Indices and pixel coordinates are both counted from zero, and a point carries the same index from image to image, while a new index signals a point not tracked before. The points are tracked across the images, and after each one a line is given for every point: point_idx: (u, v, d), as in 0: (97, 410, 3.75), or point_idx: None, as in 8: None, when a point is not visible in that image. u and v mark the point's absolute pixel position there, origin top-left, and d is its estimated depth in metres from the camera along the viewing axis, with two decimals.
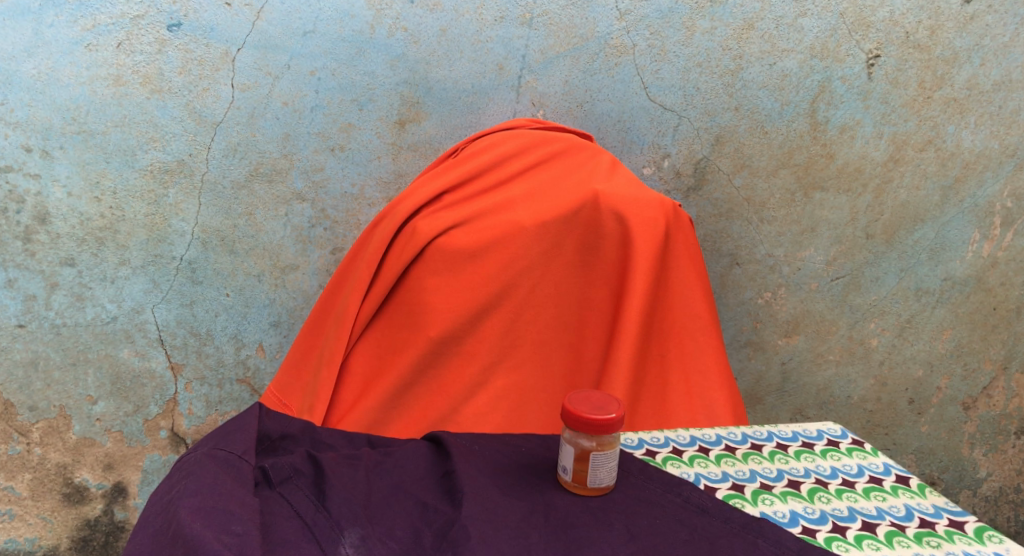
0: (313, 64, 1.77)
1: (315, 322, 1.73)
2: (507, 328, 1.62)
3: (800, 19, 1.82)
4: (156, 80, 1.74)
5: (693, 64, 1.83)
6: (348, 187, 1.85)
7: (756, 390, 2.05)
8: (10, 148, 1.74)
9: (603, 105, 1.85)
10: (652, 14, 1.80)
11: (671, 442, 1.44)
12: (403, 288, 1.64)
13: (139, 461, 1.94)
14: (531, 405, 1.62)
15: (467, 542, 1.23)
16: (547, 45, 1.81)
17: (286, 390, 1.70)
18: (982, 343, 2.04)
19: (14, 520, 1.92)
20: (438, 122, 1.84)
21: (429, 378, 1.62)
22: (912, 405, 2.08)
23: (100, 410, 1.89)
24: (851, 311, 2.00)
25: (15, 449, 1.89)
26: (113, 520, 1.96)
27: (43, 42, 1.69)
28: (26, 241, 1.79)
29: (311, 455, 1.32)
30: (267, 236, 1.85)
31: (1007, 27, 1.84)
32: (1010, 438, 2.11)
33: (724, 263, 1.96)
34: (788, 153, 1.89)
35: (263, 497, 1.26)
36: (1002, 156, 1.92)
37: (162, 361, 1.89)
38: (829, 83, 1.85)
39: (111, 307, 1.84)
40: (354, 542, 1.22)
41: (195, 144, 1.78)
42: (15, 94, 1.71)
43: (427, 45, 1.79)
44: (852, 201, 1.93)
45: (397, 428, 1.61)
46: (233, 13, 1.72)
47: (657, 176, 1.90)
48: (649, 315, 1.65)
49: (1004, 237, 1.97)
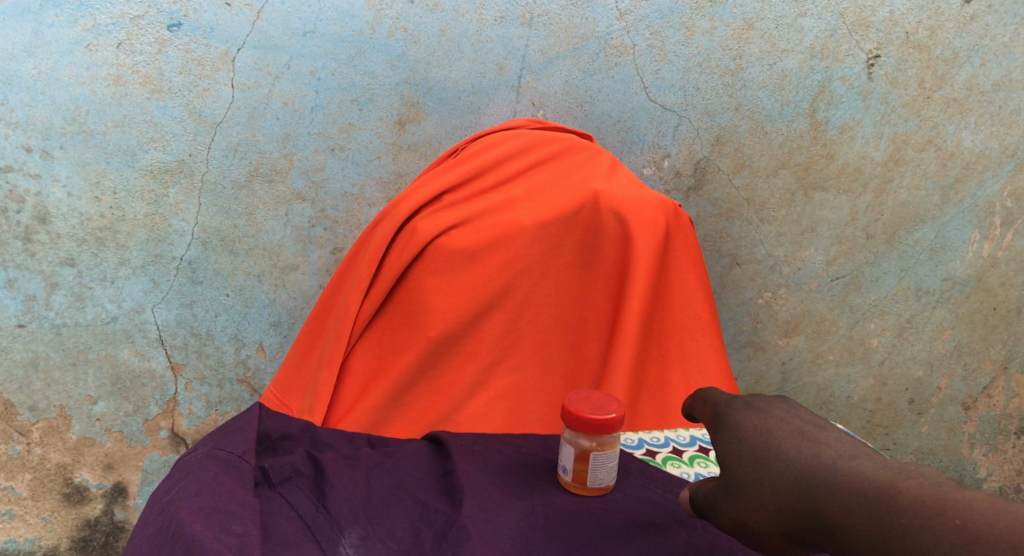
0: (313, 64, 1.77)
1: (314, 322, 1.73)
2: (506, 328, 1.63)
3: (800, 19, 1.82)
4: (156, 80, 1.74)
5: (692, 64, 1.83)
6: (347, 187, 1.85)
7: (756, 390, 2.05)
8: (10, 148, 1.74)
9: (603, 105, 1.85)
10: (652, 14, 1.80)
11: (671, 442, 1.48)
12: (403, 288, 1.64)
13: (139, 461, 1.94)
14: (531, 405, 1.63)
15: (467, 542, 1.22)
16: (547, 45, 1.81)
17: (286, 390, 1.70)
18: (982, 343, 2.04)
19: (14, 520, 1.92)
20: (438, 122, 1.84)
21: (430, 377, 1.62)
22: (912, 405, 2.08)
23: (100, 410, 1.89)
24: (851, 311, 2.00)
25: (15, 449, 1.89)
26: (113, 520, 1.96)
27: (42, 42, 1.69)
28: (26, 241, 1.79)
29: (310, 455, 1.32)
30: (267, 236, 1.85)
31: (1007, 27, 1.84)
32: (1010, 438, 2.12)
33: (725, 263, 1.96)
34: (788, 153, 1.89)
35: (263, 497, 1.26)
36: (1002, 156, 1.92)
37: (162, 361, 1.89)
38: (829, 83, 1.85)
39: (111, 306, 1.84)
40: (354, 542, 1.22)
41: (195, 145, 1.78)
42: (15, 94, 1.71)
43: (427, 45, 1.79)
44: (852, 201, 1.93)
45: (398, 428, 1.61)
46: (234, 13, 1.73)
47: (657, 176, 1.90)
48: (648, 315, 1.65)
49: (1004, 237, 1.97)
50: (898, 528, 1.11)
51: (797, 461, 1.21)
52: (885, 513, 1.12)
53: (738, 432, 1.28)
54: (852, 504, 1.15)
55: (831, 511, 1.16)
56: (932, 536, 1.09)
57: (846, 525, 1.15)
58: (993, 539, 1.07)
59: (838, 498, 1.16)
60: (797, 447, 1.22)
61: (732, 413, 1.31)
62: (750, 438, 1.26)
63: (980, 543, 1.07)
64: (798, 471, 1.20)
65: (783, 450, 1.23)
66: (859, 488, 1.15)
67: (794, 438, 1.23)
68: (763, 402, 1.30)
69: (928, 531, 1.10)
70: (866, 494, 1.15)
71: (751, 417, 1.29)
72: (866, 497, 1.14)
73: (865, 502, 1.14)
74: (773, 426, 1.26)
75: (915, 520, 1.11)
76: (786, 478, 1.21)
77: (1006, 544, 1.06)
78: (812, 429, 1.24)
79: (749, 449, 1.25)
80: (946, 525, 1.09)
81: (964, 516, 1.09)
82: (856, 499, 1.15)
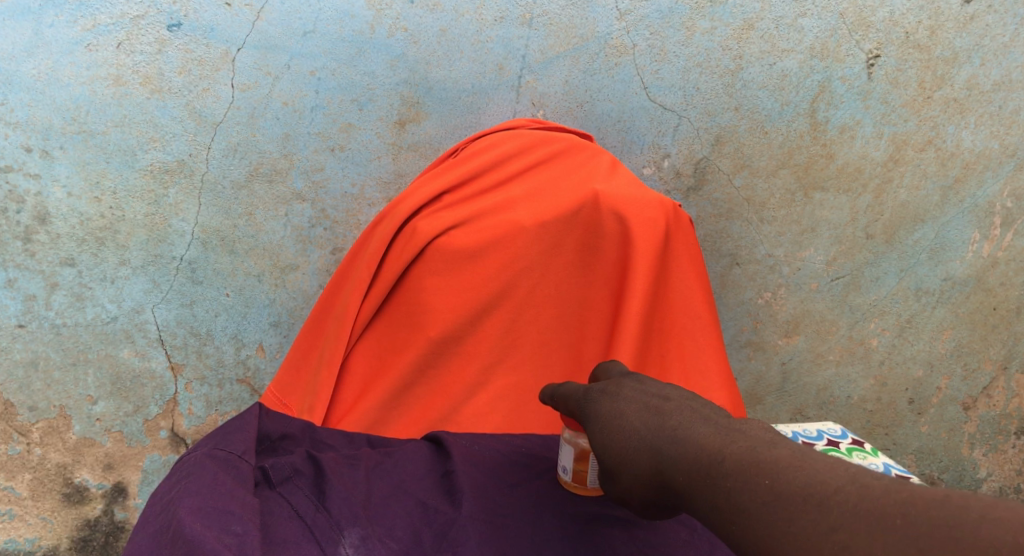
0: (313, 64, 1.77)
1: (314, 322, 1.72)
2: (506, 328, 1.63)
3: (800, 19, 1.82)
4: (156, 80, 1.74)
5: (692, 64, 1.83)
6: (347, 187, 1.85)
7: (756, 390, 2.05)
8: (10, 148, 1.74)
9: (603, 105, 1.85)
10: (652, 14, 1.81)
11: None
12: (403, 288, 1.64)
13: (139, 461, 1.94)
14: (532, 405, 1.63)
15: (467, 542, 1.24)
16: (547, 45, 1.81)
17: (286, 390, 1.69)
18: (982, 343, 2.04)
19: (14, 520, 1.93)
20: (438, 122, 1.84)
21: (430, 377, 1.62)
22: (912, 405, 2.08)
23: (100, 410, 1.89)
24: (851, 311, 2.00)
25: (15, 449, 1.89)
26: (113, 520, 1.96)
27: (42, 42, 1.70)
28: (26, 241, 1.79)
29: (311, 455, 1.31)
30: (267, 236, 1.85)
31: (1007, 27, 1.84)
32: (1010, 438, 2.12)
33: (724, 263, 1.96)
34: (788, 153, 1.89)
35: (264, 497, 1.26)
36: (1002, 157, 1.92)
37: (162, 361, 1.89)
38: (829, 83, 1.85)
39: (111, 306, 1.84)
40: (354, 542, 1.23)
41: (195, 145, 1.78)
42: (15, 94, 1.71)
43: (427, 45, 1.79)
44: (852, 201, 1.93)
45: (398, 428, 1.61)
46: (233, 13, 1.73)
47: (657, 176, 1.90)
48: (648, 315, 1.66)
49: (1004, 237, 1.97)
50: (725, 492, 1.15)
51: (645, 438, 1.24)
52: (714, 479, 1.16)
53: (595, 418, 1.30)
54: (691, 472, 1.18)
55: (677, 482, 1.20)
56: (751, 496, 1.13)
57: (689, 494, 1.19)
58: (792, 497, 1.11)
59: (680, 469, 1.20)
60: (645, 424, 1.26)
61: (590, 401, 1.33)
62: (606, 422, 1.29)
63: (786, 500, 1.11)
64: (649, 447, 1.24)
65: (636, 429, 1.26)
66: (694, 456, 1.19)
67: (642, 416, 1.26)
68: (617, 383, 1.33)
69: (748, 492, 1.14)
70: (699, 460, 1.18)
71: (605, 403, 1.31)
72: (699, 464, 1.18)
73: (700, 472, 1.18)
74: (624, 407, 1.28)
75: (737, 482, 1.15)
76: (640, 455, 1.24)
77: (806, 501, 1.10)
78: (657, 402, 1.27)
79: (605, 432, 1.28)
80: (759, 486, 1.13)
81: (771, 475, 1.13)
82: (693, 469, 1.18)
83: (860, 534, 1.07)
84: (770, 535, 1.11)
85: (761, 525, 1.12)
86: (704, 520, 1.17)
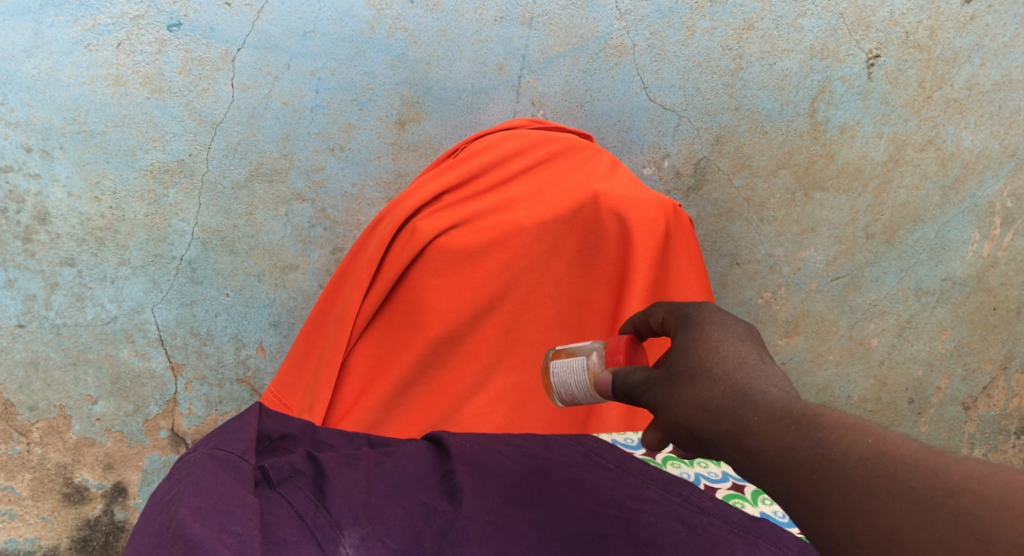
0: (313, 64, 1.78)
1: (315, 322, 1.72)
2: (506, 327, 1.63)
3: (800, 19, 1.82)
4: (156, 80, 1.74)
5: (692, 64, 1.84)
6: (347, 187, 1.85)
7: None
8: (10, 148, 1.74)
9: (603, 105, 1.85)
10: (652, 14, 1.81)
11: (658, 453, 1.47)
12: (403, 288, 1.64)
13: (139, 461, 1.93)
14: (531, 405, 1.63)
15: (467, 543, 1.25)
16: (547, 45, 1.82)
17: (286, 390, 1.69)
18: (982, 343, 2.04)
19: (14, 520, 1.92)
20: (438, 122, 1.84)
21: (430, 377, 1.62)
22: (912, 405, 2.08)
23: (100, 410, 1.89)
24: (851, 310, 2.00)
25: (15, 449, 1.89)
26: (113, 520, 1.95)
27: (42, 42, 1.70)
28: (26, 241, 1.79)
29: (311, 454, 1.31)
30: (267, 236, 1.85)
31: (1007, 27, 1.84)
32: (1011, 438, 2.12)
33: (724, 263, 1.96)
34: (788, 153, 1.89)
35: (263, 497, 1.26)
36: (1002, 157, 1.91)
37: (162, 361, 1.89)
38: (829, 83, 1.86)
39: (111, 307, 1.84)
40: (354, 542, 1.22)
41: (195, 144, 1.78)
42: (15, 94, 1.71)
43: (427, 45, 1.79)
44: (852, 201, 1.93)
45: (397, 428, 1.61)
46: (233, 13, 1.74)
47: (657, 176, 1.90)
48: None
49: (1004, 237, 1.96)
50: (813, 442, 1.04)
51: (733, 374, 1.10)
52: (806, 427, 1.04)
53: (687, 339, 1.16)
54: (776, 415, 1.06)
55: (753, 423, 1.07)
56: (848, 451, 1.02)
57: (763, 435, 1.06)
58: (906, 458, 1.00)
59: (763, 410, 1.07)
60: (737, 361, 1.12)
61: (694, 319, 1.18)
62: (696, 346, 1.14)
63: (891, 463, 1.01)
64: (732, 383, 1.10)
65: (723, 364, 1.12)
66: (784, 403, 1.07)
67: (740, 356, 1.12)
68: (730, 317, 1.17)
69: (846, 445, 1.02)
70: (790, 408, 1.06)
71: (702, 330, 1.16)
72: (792, 411, 1.06)
73: (787, 416, 1.05)
74: (725, 341, 1.13)
75: (835, 435, 1.03)
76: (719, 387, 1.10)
77: (919, 463, 1.00)
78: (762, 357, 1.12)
79: (693, 353, 1.14)
80: (860, 442, 1.02)
81: (878, 435, 1.02)
82: (779, 415, 1.06)
83: (986, 505, 0.97)
84: (865, 492, 1.01)
85: (855, 479, 1.01)
86: (773, 468, 1.05)
